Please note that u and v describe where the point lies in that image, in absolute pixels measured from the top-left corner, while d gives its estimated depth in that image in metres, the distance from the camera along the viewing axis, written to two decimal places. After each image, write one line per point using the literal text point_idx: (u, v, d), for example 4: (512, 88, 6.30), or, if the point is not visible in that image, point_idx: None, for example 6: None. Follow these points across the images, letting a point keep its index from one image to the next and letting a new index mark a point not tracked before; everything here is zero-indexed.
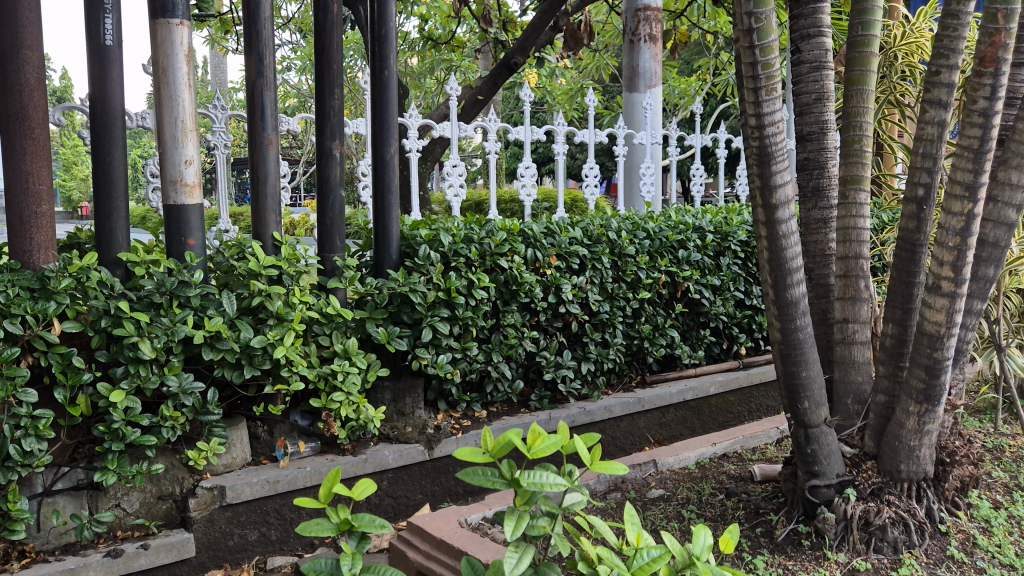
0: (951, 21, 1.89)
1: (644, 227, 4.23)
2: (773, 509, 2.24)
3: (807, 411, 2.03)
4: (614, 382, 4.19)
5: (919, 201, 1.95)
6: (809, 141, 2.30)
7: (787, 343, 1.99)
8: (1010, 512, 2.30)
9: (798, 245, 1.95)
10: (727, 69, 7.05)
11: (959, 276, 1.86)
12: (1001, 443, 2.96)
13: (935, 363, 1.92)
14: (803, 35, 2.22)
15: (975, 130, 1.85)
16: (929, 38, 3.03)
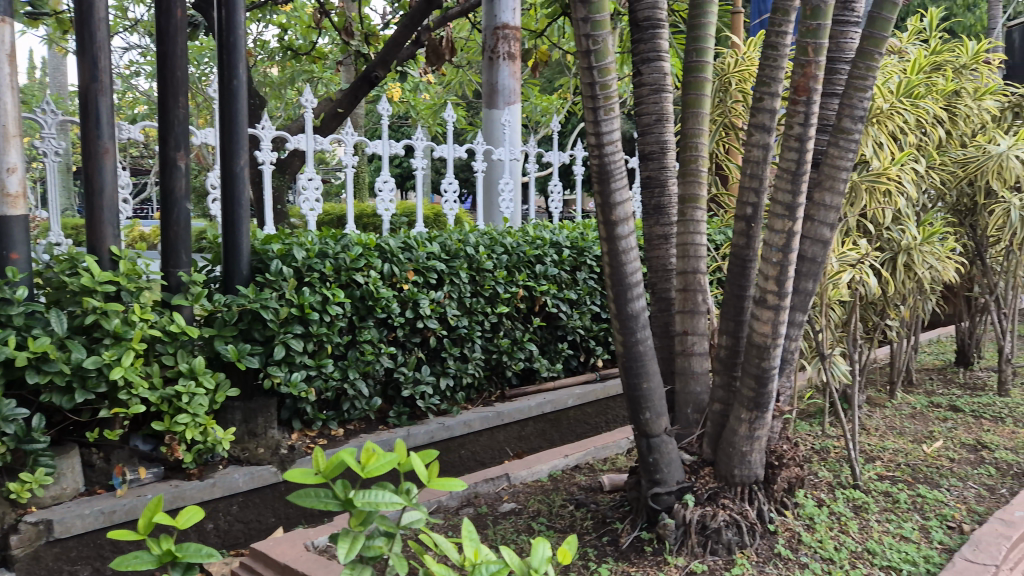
0: (771, 52, 2.01)
1: (502, 242, 4.25)
2: (619, 518, 2.32)
3: (649, 421, 2.09)
4: (474, 397, 4.20)
5: (748, 219, 2.07)
6: (650, 160, 2.41)
7: (629, 356, 2.05)
8: (831, 509, 2.48)
9: (638, 260, 2.02)
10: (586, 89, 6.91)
11: (782, 289, 1.98)
12: (827, 445, 3.19)
13: (764, 372, 2.03)
14: (643, 59, 2.32)
15: (792, 153, 1.97)
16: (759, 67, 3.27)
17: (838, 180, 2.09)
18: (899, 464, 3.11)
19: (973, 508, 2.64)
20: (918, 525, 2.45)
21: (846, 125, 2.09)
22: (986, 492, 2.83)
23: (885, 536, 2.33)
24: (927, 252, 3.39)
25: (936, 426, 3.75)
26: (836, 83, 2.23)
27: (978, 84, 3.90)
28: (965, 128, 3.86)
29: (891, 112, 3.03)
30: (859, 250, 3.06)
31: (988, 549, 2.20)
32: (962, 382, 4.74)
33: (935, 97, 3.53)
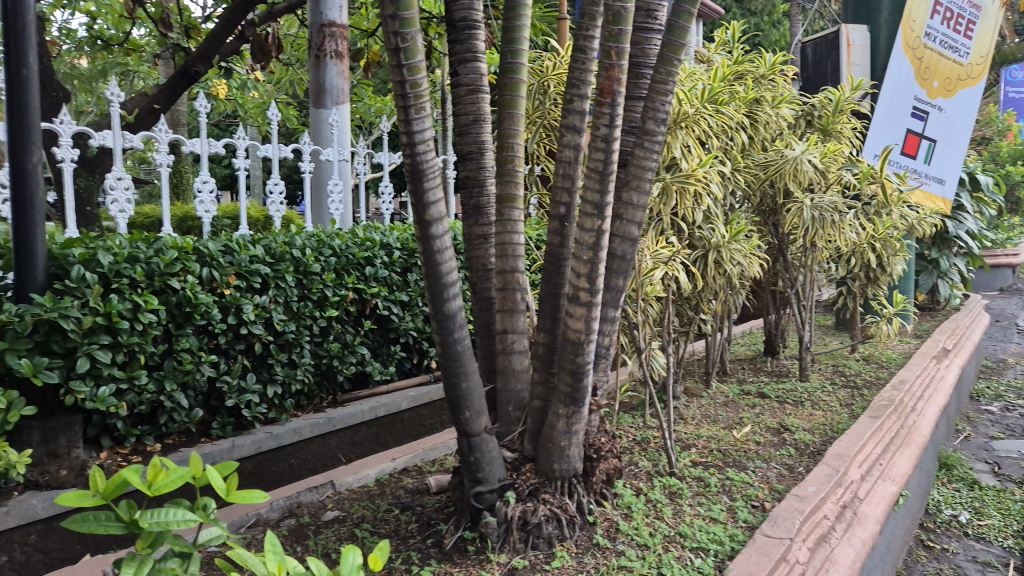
0: (580, 55, 2.08)
1: (330, 243, 4.13)
2: (443, 519, 2.31)
3: (468, 420, 2.10)
4: (303, 403, 4.07)
5: (562, 218, 2.14)
6: (468, 159, 2.44)
7: (448, 356, 2.05)
8: (648, 497, 2.60)
9: (453, 260, 2.03)
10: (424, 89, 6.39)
11: (594, 286, 2.04)
12: (647, 436, 3.33)
13: (578, 367, 2.08)
14: (460, 59, 2.33)
15: (599, 153, 2.04)
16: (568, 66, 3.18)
17: (643, 180, 2.18)
18: (712, 450, 3.30)
19: (773, 487, 2.84)
20: (726, 506, 2.60)
21: (650, 127, 2.19)
22: (786, 471, 3.06)
23: (695, 519, 2.46)
24: (734, 249, 3.60)
25: (745, 412, 4.01)
26: (640, 87, 2.33)
27: (775, 92, 4.19)
28: (765, 133, 4.15)
29: (696, 116, 3.17)
30: (671, 248, 3.18)
31: (785, 523, 2.36)
32: (770, 370, 5.11)
33: (737, 104, 3.77)
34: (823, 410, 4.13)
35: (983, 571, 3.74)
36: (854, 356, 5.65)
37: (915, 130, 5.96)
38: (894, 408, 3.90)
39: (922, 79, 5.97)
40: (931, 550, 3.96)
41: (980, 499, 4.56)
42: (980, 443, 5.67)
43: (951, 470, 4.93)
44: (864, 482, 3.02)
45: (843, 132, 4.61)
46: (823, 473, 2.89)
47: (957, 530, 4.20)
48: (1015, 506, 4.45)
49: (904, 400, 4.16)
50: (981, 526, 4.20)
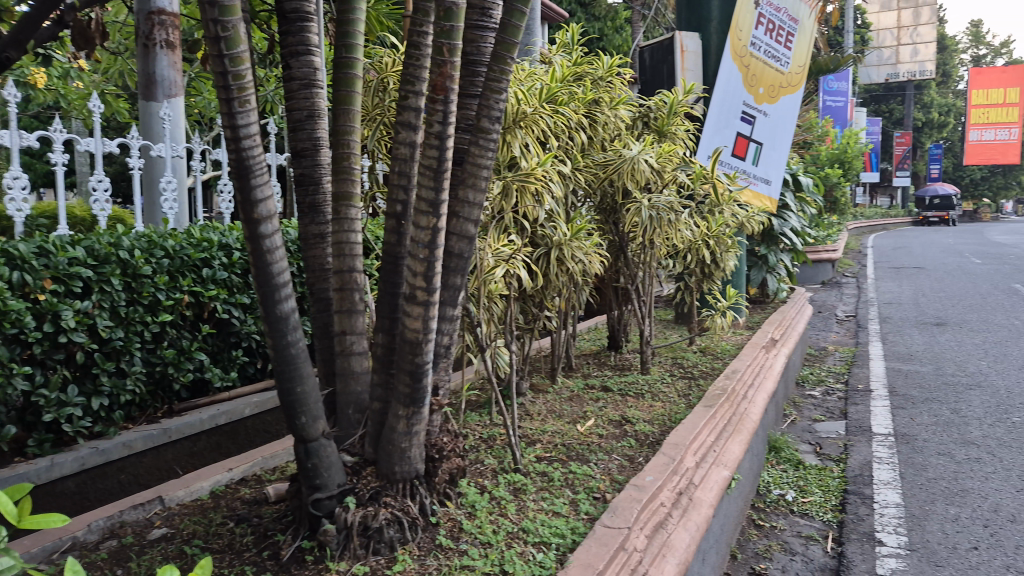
0: (414, 52, 2.14)
1: (162, 243, 3.90)
2: (281, 530, 2.23)
3: (305, 425, 2.05)
4: (134, 415, 3.81)
5: (398, 216, 2.20)
6: (303, 156, 2.38)
7: (282, 360, 1.99)
8: (492, 494, 2.61)
9: (285, 260, 1.97)
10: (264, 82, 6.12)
11: (430, 285, 2.06)
12: (493, 433, 3.35)
13: (417, 367, 2.10)
14: (292, 52, 2.29)
15: (434, 150, 2.06)
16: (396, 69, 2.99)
17: (479, 178, 2.24)
18: (556, 444, 3.36)
19: (614, 478, 2.93)
20: (568, 499, 2.66)
21: (484, 125, 2.24)
22: (626, 462, 3.16)
23: (538, 514, 2.49)
24: (576, 247, 3.66)
25: (589, 405, 4.12)
26: (475, 85, 2.39)
27: (613, 94, 4.30)
28: (605, 134, 4.27)
29: (534, 116, 3.19)
30: (511, 246, 3.21)
31: (624, 514, 2.42)
32: (613, 364, 5.27)
33: (576, 105, 3.86)
34: (662, 401, 4.30)
35: (806, 545, 4.03)
36: (691, 348, 5.93)
37: (744, 133, 6.32)
38: (727, 396, 4.11)
39: (749, 85, 6.33)
40: (761, 528, 4.21)
41: (804, 478, 4.90)
42: (804, 426, 6.10)
43: (779, 452, 5.27)
44: (699, 469, 3.15)
45: (677, 133, 4.83)
46: (661, 462, 3.00)
47: (784, 508, 4.49)
48: (834, 482, 4.82)
49: (736, 389, 4.39)
50: (805, 503, 4.52)
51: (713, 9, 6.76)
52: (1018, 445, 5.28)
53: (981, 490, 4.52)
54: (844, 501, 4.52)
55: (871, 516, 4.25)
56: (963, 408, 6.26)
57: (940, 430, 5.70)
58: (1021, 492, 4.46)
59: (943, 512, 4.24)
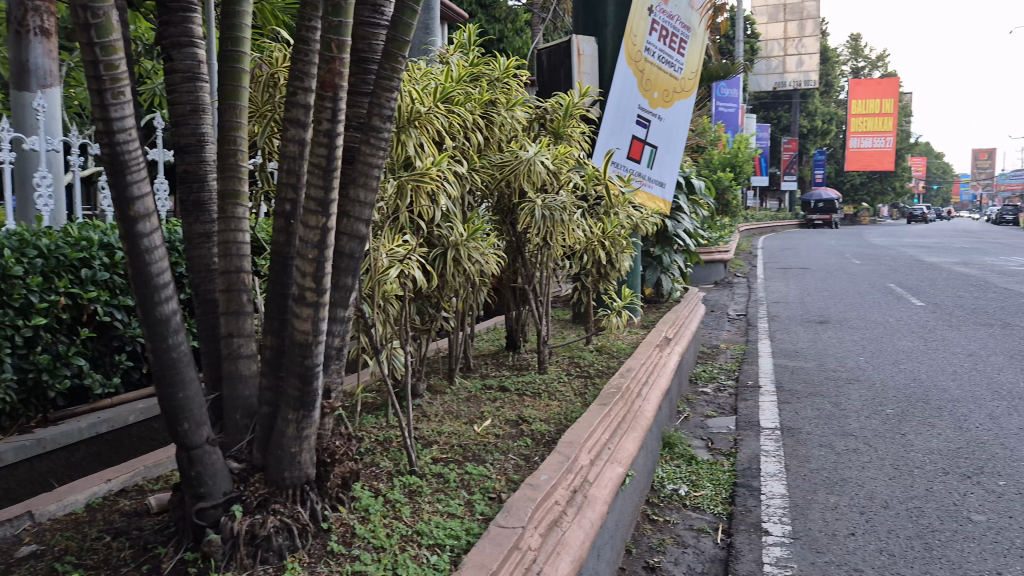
0: (303, 46, 2.13)
1: (35, 243, 3.70)
2: (162, 542, 2.15)
3: (188, 432, 2.00)
4: (5, 426, 3.58)
5: (288, 215, 2.17)
6: (187, 153, 2.29)
7: (162, 364, 1.93)
8: (387, 498, 2.59)
9: (166, 260, 1.92)
10: (151, 74, 5.88)
11: (320, 286, 2.07)
12: (389, 435, 3.31)
13: (307, 370, 2.10)
14: (173, 43, 2.20)
15: (322, 149, 2.06)
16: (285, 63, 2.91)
17: (370, 177, 2.25)
18: (453, 445, 3.36)
19: (510, 478, 2.94)
20: (464, 500, 2.65)
21: (376, 123, 2.25)
22: (522, 461, 3.18)
23: (433, 516, 2.47)
24: (472, 247, 3.67)
25: (487, 405, 4.13)
26: (366, 82, 2.36)
27: (509, 95, 4.33)
28: (501, 135, 4.29)
29: (429, 115, 3.18)
30: (406, 246, 3.16)
31: (518, 513, 2.43)
32: (511, 364, 5.30)
33: (472, 105, 3.86)
34: (559, 400, 4.35)
35: (697, 537, 4.15)
36: (588, 347, 6.03)
37: (638, 136, 6.47)
38: (621, 394, 4.19)
39: (644, 90, 6.47)
40: (655, 522, 4.31)
41: (696, 472, 5.05)
42: (696, 422, 6.29)
43: (673, 448, 5.41)
44: (593, 466, 3.20)
45: (572, 135, 4.90)
46: (556, 460, 3.02)
47: (677, 503, 4.61)
48: (724, 476, 4.98)
49: (631, 387, 4.48)
50: (697, 497, 4.66)
51: (609, 14, 6.92)
52: (891, 435, 5.60)
53: (858, 479, 4.77)
54: (733, 494, 4.68)
55: (758, 507, 4.41)
56: (843, 401, 6.58)
57: (822, 423, 5.98)
58: (894, 480, 4.73)
59: (823, 501, 4.45)
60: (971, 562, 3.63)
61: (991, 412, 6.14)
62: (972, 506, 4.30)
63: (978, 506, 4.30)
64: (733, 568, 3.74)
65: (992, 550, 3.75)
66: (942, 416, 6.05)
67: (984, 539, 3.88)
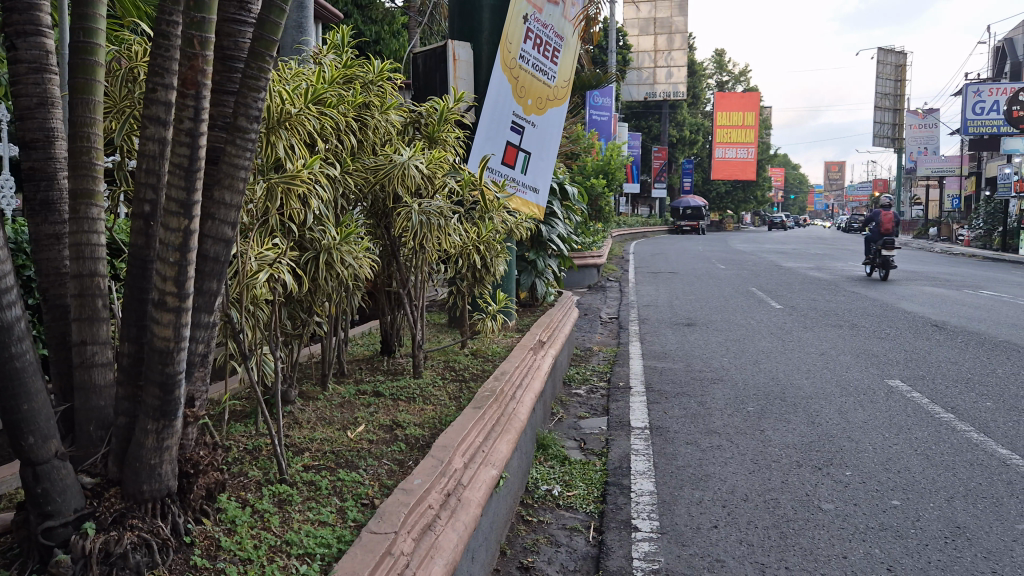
0: (163, 41, 2.06)
1: None
2: (4, 566, 2.01)
3: (32, 446, 1.91)
4: None
5: (146, 217, 2.11)
6: (33, 149, 2.19)
7: (4, 375, 1.84)
8: (254, 508, 2.52)
9: (8, 263, 1.83)
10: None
11: (182, 291, 2.02)
12: (258, 444, 3.22)
13: (168, 378, 2.05)
14: (18, 32, 2.09)
15: (184, 148, 2.00)
16: (145, 57, 2.80)
17: (236, 180, 2.21)
18: (325, 452, 3.30)
19: (382, 483, 2.92)
20: (335, 507, 2.61)
21: (242, 124, 2.21)
22: (396, 466, 3.17)
23: (304, 524, 2.43)
24: (345, 251, 3.62)
25: (361, 411, 4.08)
26: (232, 81, 2.29)
27: (383, 98, 4.30)
28: (374, 138, 4.26)
29: (300, 117, 3.12)
30: (276, 249, 3.07)
31: (390, 518, 2.41)
32: (385, 369, 5.25)
33: (345, 108, 3.81)
34: (433, 405, 4.35)
35: (570, 536, 4.25)
36: (463, 351, 6.05)
37: (512, 142, 6.56)
38: (495, 397, 4.21)
39: (518, 97, 6.56)
40: (529, 523, 4.37)
41: (569, 473, 5.16)
42: (570, 423, 6.43)
43: (547, 449, 5.49)
44: (467, 470, 3.21)
45: (447, 140, 4.91)
46: (429, 464, 3.02)
47: (551, 503, 4.70)
48: (596, 475, 5.12)
49: (505, 390, 4.52)
50: (570, 497, 4.77)
51: (485, 20, 6.99)
52: (751, 432, 5.90)
53: (721, 474, 5.00)
54: (605, 492, 4.81)
55: (628, 505, 4.56)
56: (708, 400, 6.89)
57: (688, 422, 6.23)
58: (753, 474, 4.99)
59: (689, 496, 4.64)
60: (820, 548, 3.87)
61: (840, 407, 6.57)
62: (822, 496, 4.59)
63: (828, 495, 4.60)
64: (603, 565, 3.85)
65: (839, 536, 4.02)
66: (797, 412, 6.44)
67: (833, 525, 4.16)
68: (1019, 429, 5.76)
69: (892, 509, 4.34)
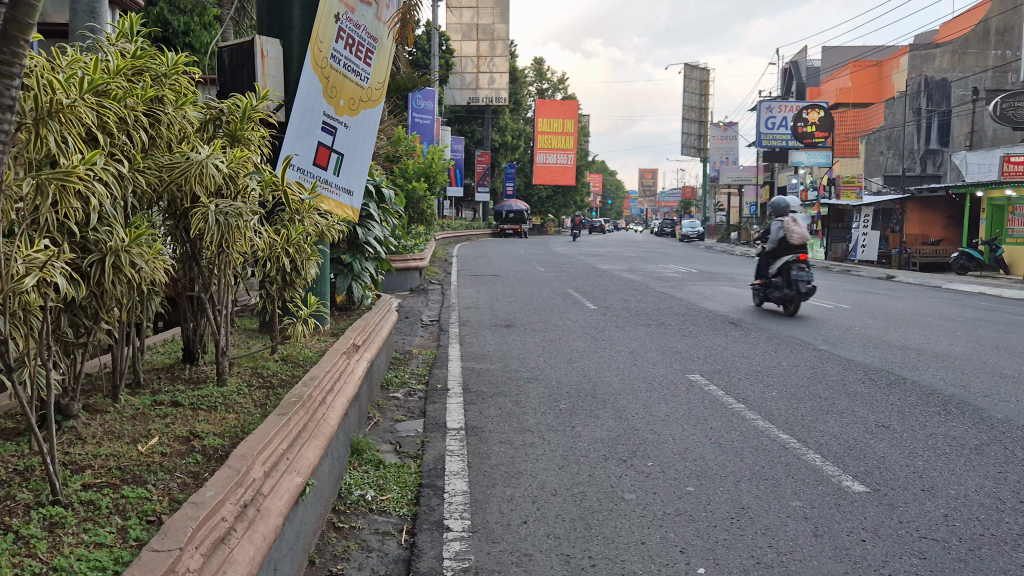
0: None
1: None
2: None
3: None
4: None
5: None
6: None
7: None
8: (20, 534, 2.32)
9: None
10: None
11: None
12: (31, 464, 2.96)
13: None
14: None
15: None
16: None
17: None
18: (110, 469, 3.08)
19: (172, 499, 2.76)
20: (115, 528, 2.45)
21: None
22: (189, 479, 3.02)
23: (76, 548, 2.26)
24: (134, 253, 3.39)
25: (155, 423, 3.85)
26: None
27: (177, 93, 4.08)
28: (169, 135, 4.03)
29: (74, 109, 2.90)
30: (48, 252, 2.82)
31: (176, 534, 2.28)
32: (186, 377, 4.98)
33: (133, 102, 3.58)
34: (236, 413, 4.17)
35: (382, 540, 4.22)
36: (273, 356, 5.85)
37: (323, 143, 6.44)
38: (303, 402, 4.09)
39: (329, 96, 6.40)
40: (341, 530, 4.28)
41: (383, 477, 5.12)
42: (386, 426, 6.38)
43: (361, 454, 5.39)
44: (267, 479, 3.10)
45: (251, 139, 4.72)
46: (224, 475, 2.85)
47: (363, 508, 4.63)
48: (410, 478, 5.11)
49: (314, 394, 4.40)
50: (383, 501, 4.73)
51: (295, 17, 6.80)
52: (562, 428, 6.12)
53: (532, 471, 5.15)
54: (418, 494, 4.83)
55: (440, 505, 4.59)
56: (522, 399, 7.07)
57: (502, 421, 6.36)
58: (563, 469, 5.17)
59: (500, 494, 4.75)
60: (621, 536, 4.08)
61: (645, 401, 6.95)
62: (625, 486, 4.83)
63: (630, 485, 4.85)
64: (414, 566, 3.85)
65: (639, 523, 4.25)
66: (605, 407, 6.75)
67: (633, 514, 4.39)
68: (797, 416, 6.34)
69: (687, 495, 4.65)
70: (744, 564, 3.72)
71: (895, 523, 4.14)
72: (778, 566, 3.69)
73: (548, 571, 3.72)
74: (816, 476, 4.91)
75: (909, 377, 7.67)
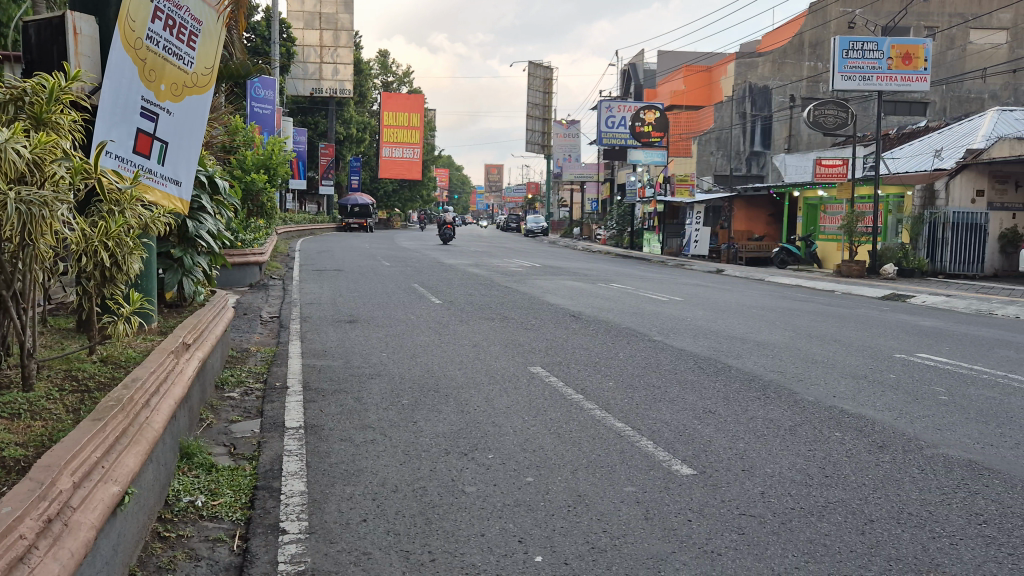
0: None
1: None
2: None
3: None
4: None
5: None
6: None
7: None
8: None
9: None
10: None
11: None
12: None
13: None
14: None
15: None
16: None
17: None
18: None
19: None
20: None
21: None
22: None
23: None
24: None
25: None
26: None
27: None
28: None
29: None
30: None
31: None
32: None
33: None
34: (44, 420, 3.85)
35: (212, 548, 4.02)
36: (90, 358, 5.43)
37: (143, 129, 6.04)
38: (122, 406, 3.82)
39: (146, 79, 6.00)
40: (167, 539, 4.03)
41: (215, 481, 4.88)
42: (220, 428, 6.09)
43: (191, 458, 5.11)
44: (77, 489, 2.87)
45: (59, 123, 4.36)
46: (24, 487, 2.61)
47: (193, 514, 4.38)
48: (244, 481, 4.91)
49: (135, 397, 4.11)
50: (214, 506, 4.51)
51: None
52: (404, 424, 6.07)
53: (373, 467, 5.07)
54: (253, 497, 4.64)
55: (276, 507, 4.43)
56: (364, 396, 6.96)
57: (343, 418, 6.23)
58: (403, 465, 5.12)
59: (339, 493, 4.64)
60: (461, 530, 4.09)
61: (487, 395, 7.00)
62: (466, 479, 4.85)
63: (471, 478, 4.88)
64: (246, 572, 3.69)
65: (479, 516, 4.27)
66: (448, 401, 6.76)
67: (473, 506, 4.41)
68: (631, 404, 6.60)
69: (526, 485, 4.72)
70: (579, 549, 3.82)
71: (718, 502, 4.38)
72: (611, 550, 3.82)
73: (387, 569, 3.67)
74: (648, 461, 5.13)
75: (733, 365, 8.16)
